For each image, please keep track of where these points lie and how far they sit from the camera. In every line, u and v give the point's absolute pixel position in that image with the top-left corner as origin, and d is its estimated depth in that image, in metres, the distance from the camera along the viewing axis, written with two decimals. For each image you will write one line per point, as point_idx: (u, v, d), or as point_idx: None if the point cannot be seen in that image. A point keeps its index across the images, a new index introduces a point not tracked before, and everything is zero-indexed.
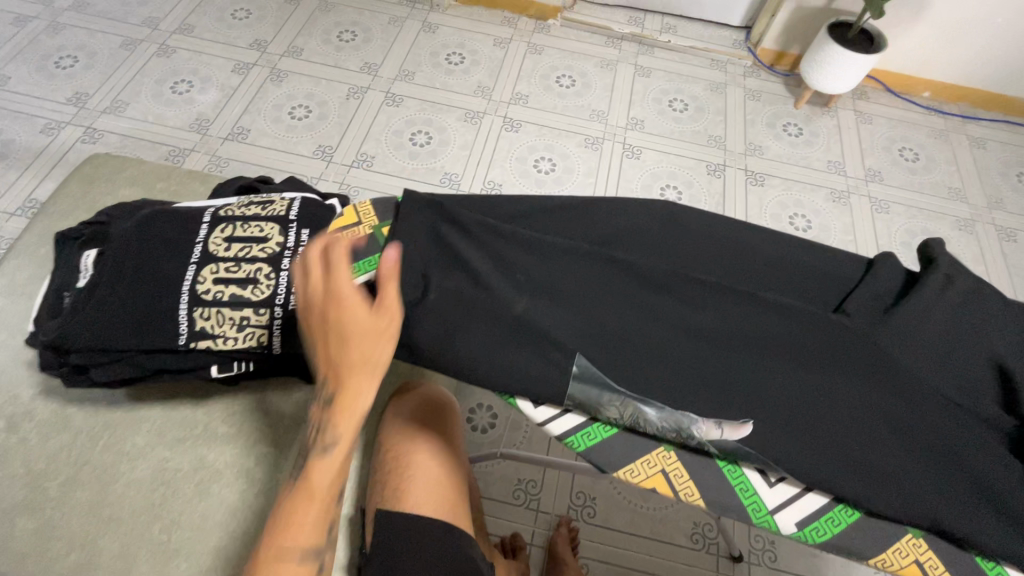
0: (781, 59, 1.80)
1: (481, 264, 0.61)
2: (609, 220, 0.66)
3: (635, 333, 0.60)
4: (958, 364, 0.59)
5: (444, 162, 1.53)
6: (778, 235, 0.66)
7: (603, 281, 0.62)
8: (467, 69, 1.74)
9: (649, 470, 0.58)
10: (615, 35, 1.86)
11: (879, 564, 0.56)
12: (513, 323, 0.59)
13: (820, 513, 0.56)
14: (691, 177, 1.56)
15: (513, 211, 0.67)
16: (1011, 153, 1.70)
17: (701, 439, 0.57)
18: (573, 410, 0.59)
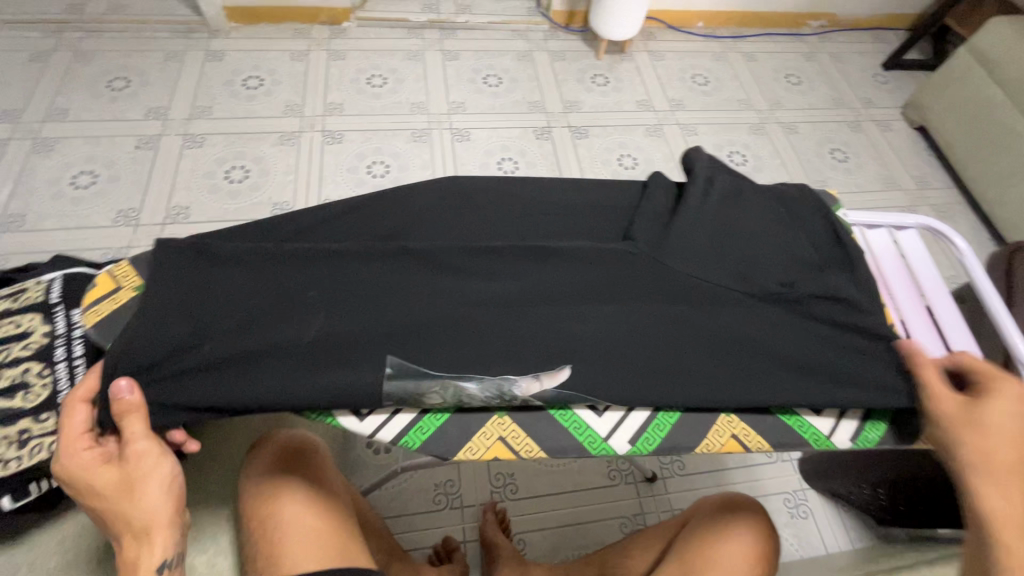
0: (573, 18, 1.91)
1: (268, 297, 0.61)
2: (396, 216, 0.70)
3: (445, 316, 0.61)
4: (728, 252, 0.68)
5: (269, 193, 1.43)
6: (571, 195, 0.74)
7: (405, 276, 0.63)
8: (269, 90, 1.63)
9: (488, 443, 0.59)
10: (415, 26, 1.84)
11: (707, 449, 0.61)
12: (321, 344, 0.59)
13: (646, 425, 0.61)
14: (523, 145, 1.61)
15: (313, 236, 0.68)
16: (776, 60, 1.97)
17: (524, 396, 0.59)
18: (402, 408, 0.59)
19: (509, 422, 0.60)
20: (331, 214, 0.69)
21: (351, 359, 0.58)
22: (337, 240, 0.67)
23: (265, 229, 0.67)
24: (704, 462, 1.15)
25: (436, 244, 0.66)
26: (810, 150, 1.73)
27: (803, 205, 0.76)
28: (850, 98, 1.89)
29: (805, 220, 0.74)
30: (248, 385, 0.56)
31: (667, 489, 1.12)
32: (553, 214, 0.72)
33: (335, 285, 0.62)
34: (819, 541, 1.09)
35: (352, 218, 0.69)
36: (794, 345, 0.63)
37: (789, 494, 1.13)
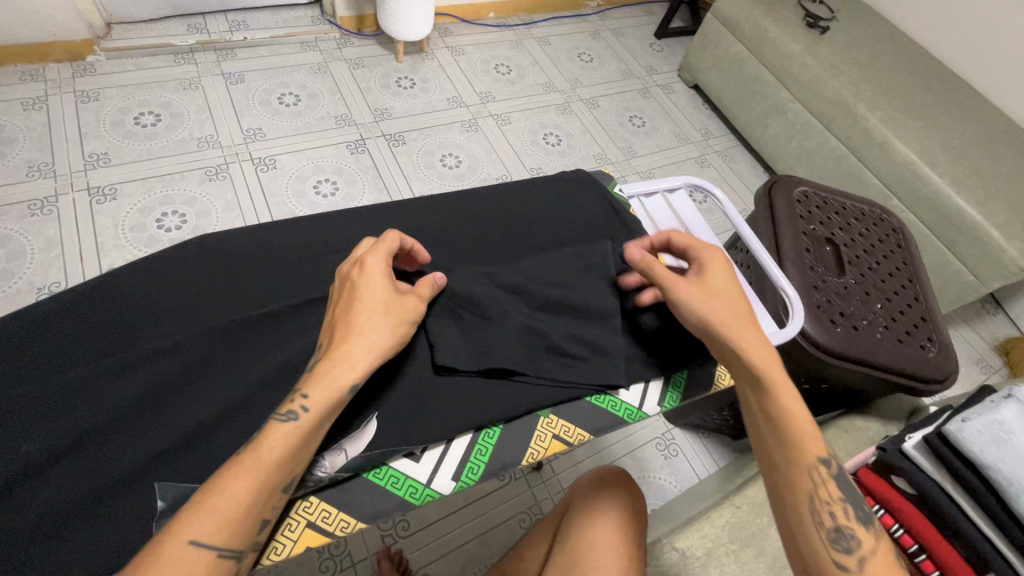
0: (363, 22, 1.84)
1: (26, 434, 0.55)
2: (167, 301, 0.66)
3: (245, 393, 0.61)
4: (513, 255, 0.75)
5: (29, 277, 1.16)
6: (369, 236, 0.75)
7: (192, 363, 0.61)
8: (0, 151, 1.32)
9: (296, 533, 0.54)
10: (182, 50, 1.62)
11: (533, 456, 0.63)
12: (68, 495, 0.53)
13: (469, 454, 0.61)
14: (338, 164, 1.51)
15: (56, 350, 0.61)
16: (566, 41, 2.09)
17: (331, 475, 0.55)
18: None
19: (316, 502, 0.55)
20: (89, 322, 0.63)
21: (118, 491, 0.54)
22: (99, 342, 0.62)
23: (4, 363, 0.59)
24: None
25: (227, 318, 0.65)
26: (613, 120, 1.88)
27: (580, 189, 0.82)
28: (636, 68, 2.08)
29: (583, 207, 0.80)
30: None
31: (555, 472, 1.15)
32: (326, 255, 0.73)
33: (70, 410, 0.56)
34: (690, 471, 1.20)
35: (95, 313, 0.63)
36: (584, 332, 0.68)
37: (659, 439, 1.23)
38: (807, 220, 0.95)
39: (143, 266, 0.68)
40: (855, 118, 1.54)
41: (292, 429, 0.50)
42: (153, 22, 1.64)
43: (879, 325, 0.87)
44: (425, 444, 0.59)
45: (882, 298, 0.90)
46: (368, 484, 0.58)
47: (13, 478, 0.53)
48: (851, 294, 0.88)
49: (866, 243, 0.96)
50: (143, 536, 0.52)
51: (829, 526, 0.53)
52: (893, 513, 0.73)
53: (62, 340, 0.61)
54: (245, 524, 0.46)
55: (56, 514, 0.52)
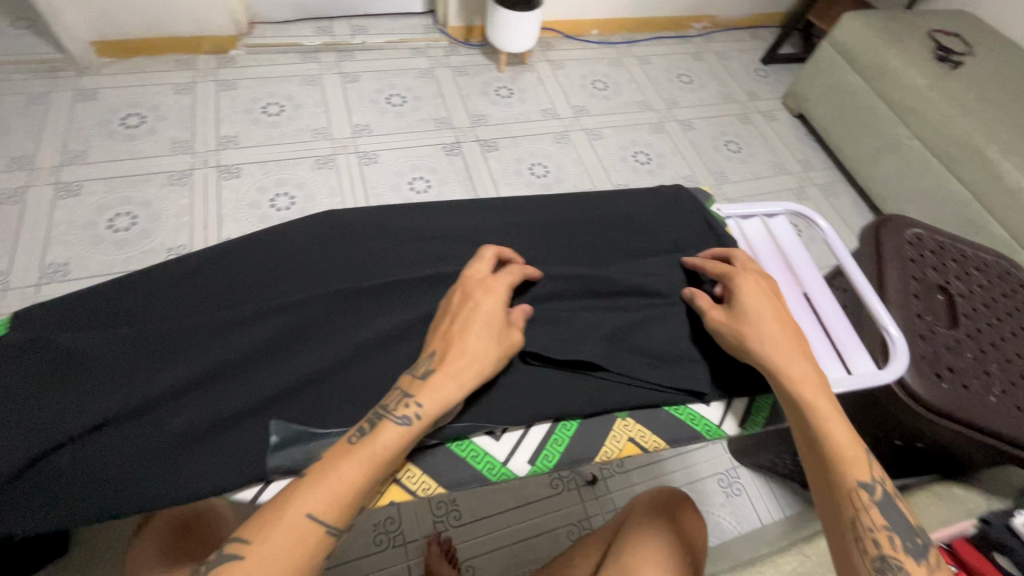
0: (471, 33, 1.93)
1: (158, 368, 0.59)
2: (286, 264, 0.70)
3: (349, 356, 0.62)
4: (602, 260, 0.75)
5: (162, 238, 1.32)
6: (467, 225, 0.77)
7: (304, 322, 0.64)
8: (152, 127, 1.51)
9: (384, 487, 0.55)
10: (308, 49, 1.79)
11: (606, 456, 0.62)
12: (196, 421, 0.56)
13: (545, 441, 0.61)
14: (433, 164, 1.59)
15: (198, 296, 0.67)
16: (667, 61, 2.08)
17: (420, 438, 0.57)
18: (277, 474, 0.55)
19: (405, 463, 0.57)
20: (219, 273, 0.68)
21: (235, 429, 0.57)
22: (229, 293, 0.67)
23: (149, 301, 0.66)
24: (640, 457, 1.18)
25: (339, 285, 0.68)
26: (707, 144, 1.84)
27: (679, 205, 0.80)
28: (738, 92, 2.02)
29: (680, 221, 0.79)
30: (129, 474, 0.53)
31: (609, 488, 1.13)
32: (431, 239, 0.74)
33: (199, 349, 0.60)
34: (753, 514, 1.14)
35: (226, 267, 0.69)
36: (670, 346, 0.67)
37: (722, 475, 1.18)
38: (918, 263, 0.88)
39: (269, 235, 0.73)
40: (983, 162, 1.41)
41: (398, 429, 0.52)
42: (287, 23, 1.82)
43: (995, 387, 0.79)
44: (506, 425, 0.59)
45: (1000, 358, 0.81)
46: (449, 453, 0.58)
47: (151, 399, 0.57)
48: (963, 347, 0.81)
49: (986, 296, 0.88)
50: (257, 467, 0.54)
51: (875, 553, 0.52)
52: None
53: (201, 289, 0.67)
54: (353, 507, 0.49)
55: (181, 444, 0.55)
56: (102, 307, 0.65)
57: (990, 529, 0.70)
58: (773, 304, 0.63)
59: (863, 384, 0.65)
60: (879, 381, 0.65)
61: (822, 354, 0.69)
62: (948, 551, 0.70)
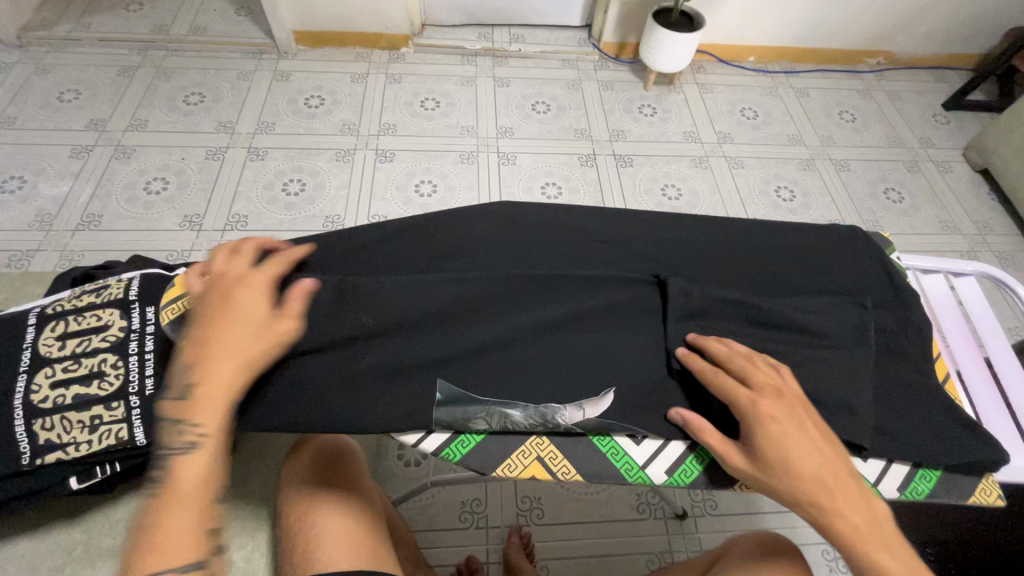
0: (623, 50, 1.95)
1: (350, 311, 0.61)
2: (449, 237, 0.70)
3: (500, 341, 0.61)
4: (762, 292, 0.67)
5: (322, 206, 1.50)
6: (635, 232, 0.72)
7: (474, 296, 0.64)
8: (328, 109, 1.72)
9: (526, 461, 0.58)
10: (469, 53, 1.92)
11: (745, 486, 0.59)
12: (386, 363, 0.59)
13: (685, 456, 0.59)
14: (567, 172, 1.64)
15: (386, 250, 0.70)
16: (829, 96, 1.94)
17: (567, 425, 0.58)
18: (437, 428, 0.58)
19: (549, 443, 0.59)
20: (395, 234, 0.71)
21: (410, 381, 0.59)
22: (408, 254, 0.70)
23: (340, 249, 0.70)
24: (738, 505, 1.11)
25: (513, 269, 0.67)
26: (864, 188, 1.69)
27: (855, 250, 0.71)
28: (908, 138, 1.83)
29: (859, 265, 0.69)
30: (328, 397, 0.58)
31: (698, 529, 1.08)
32: (587, 240, 0.71)
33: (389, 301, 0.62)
34: None
35: (408, 229, 0.71)
36: (841, 394, 0.57)
37: (827, 547, 1.07)
38: None
39: (449, 215, 0.73)
40: None
41: (201, 453, 0.51)
42: (453, 27, 1.97)
43: None
44: (650, 432, 0.58)
45: None
46: (591, 446, 0.59)
47: (353, 335, 0.60)
48: None
49: None
50: (423, 417, 0.57)
51: None
52: None
53: (392, 247, 0.70)
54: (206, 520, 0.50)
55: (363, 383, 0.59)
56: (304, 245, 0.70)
57: None
58: (799, 442, 0.52)
59: None
60: None
61: (1007, 437, 0.61)
62: None
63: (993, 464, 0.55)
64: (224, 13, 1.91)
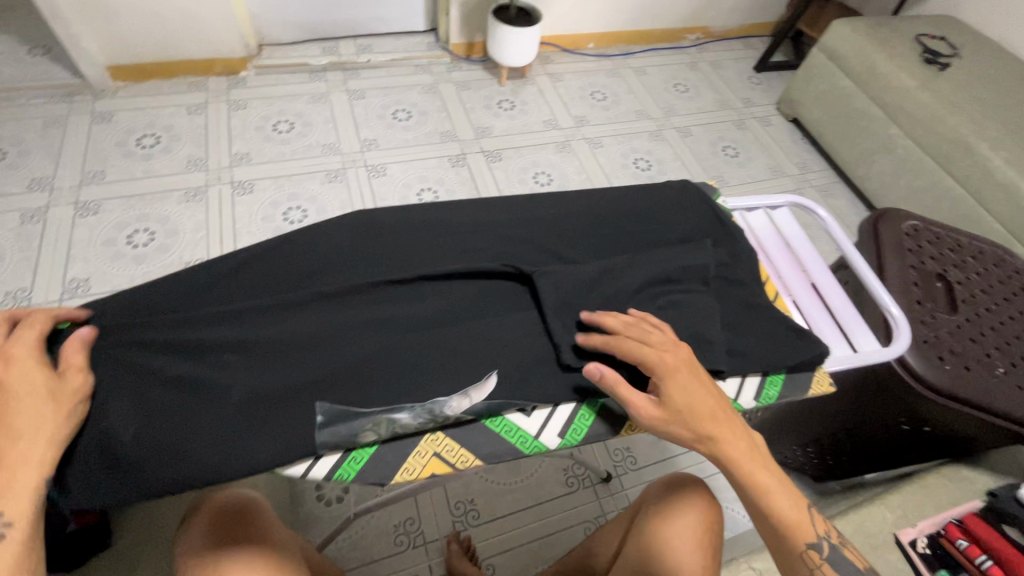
0: (473, 49, 1.99)
1: (197, 355, 0.58)
2: (309, 256, 0.68)
3: (380, 351, 0.61)
4: (619, 251, 0.74)
5: (180, 252, 1.36)
6: (497, 220, 0.74)
7: (339, 313, 0.63)
8: (167, 146, 1.56)
9: (424, 460, 0.57)
10: (316, 69, 1.84)
11: (630, 431, 0.62)
12: (251, 398, 0.56)
13: (572, 416, 0.61)
14: (440, 175, 1.64)
15: (237, 284, 0.66)
16: (663, 71, 2.14)
17: (456, 416, 0.57)
18: (323, 453, 0.55)
19: (444, 436, 0.58)
20: (245, 264, 0.67)
21: (285, 408, 0.56)
22: (264, 283, 0.66)
23: (186, 291, 0.64)
24: (654, 453, 1.20)
25: (379, 278, 0.67)
26: (705, 149, 1.88)
27: (688, 200, 0.80)
28: (732, 99, 2.08)
29: (693, 214, 0.79)
30: (188, 451, 0.52)
31: (624, 486, 1.15)
32: (455, 234, 0.72)
33: (247, 335, 0.60)
34: None
35: (260, 257, 0.67)
36: (695, 327, 0.64)
37: None
38: (916, 253, 0.91)
39: (308, 234, 0.71)
40: (975, 158, 1.45)
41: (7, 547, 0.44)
42: (295, 44, 1.88)
43: (996, 367, 0.82)
44: (539, 402, 0.60)
45: (999, 341, 0.84)
46: (484, 429, 0.59)
47: (208, 379, 0.56)
48: (963, 332, 0.84)
49: (983, 283, 0.91)
50: (307, 443, 0.54)
51: None
52: (1000, 563, 0.70)
53: (243, 279, 0.66)
54: None
55: (229, 422, 0.54)
56: (140, 294, 0.63)
57: (997, 501, 0.75)
58: (695, 387, 0.57)
59: (870, 361, 0.68)
60: (887, 356, 0.68)
61: (829, 336, 0.72)
62: (958, 528, 0.75)
63: (819, 358, 0.65)
64: (14, 55, 1.65)
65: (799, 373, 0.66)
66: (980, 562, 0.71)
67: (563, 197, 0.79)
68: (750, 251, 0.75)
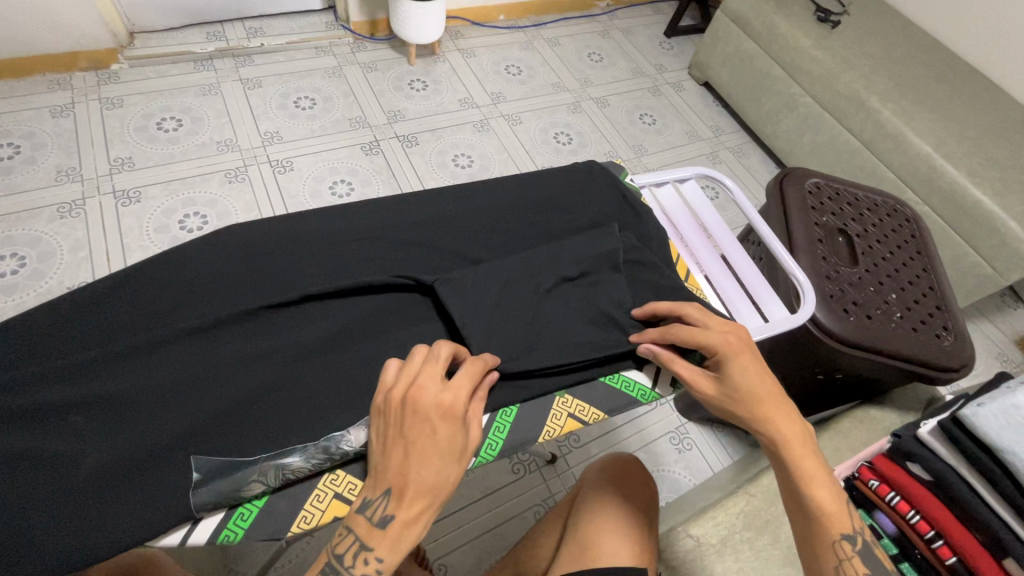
0: (377, 27, 1.87)
1: (56, 418, 0.53)
2: (186, 284, 0.62)
3: (275, 384, 0.58)
4: (526, 244, 0.73)
5: (58, 278, 1.21)
6: (397, 225, 0.71)
7: (221, 347, 0.59)
8: (30, 156, 1.37)
9: (324, 503, 0.53)
10: (201, 57, 1.67)
11: (549, 435, 0.61)
12: (111, 465, 0.51)
13: (486, 432, 0.59)
14: (354, 165, 1.54)
15: (103, 327, 0.59)
16: (576, 40, 2.11)
17: (355, 450, 0.54)
18: (205, 513, 0.51)
19: (344, 475, 0.55)
20: (112, 299, 0.60)
21: (163, 464, 0.52)
22: (134, 318, 0.60)
23: (40, 341, 0.57)
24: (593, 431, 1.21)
25: (266, 301, 0.62)
26: (623, 118, 1.89)
27: (594, 181, 0.80)
28: (646, 67, 2.09)
29: (598, 197, 0.78)
30: (30, 539, 0.47)
31: (569, 464, 1.16)
32: (353, 244, 0.69)
33: (115, 388, 0.55)
34: (704, 464, 1.20)
35: (129, 293, 0.61)
36: (597, 321, 0.66)
37: (672, 432, 1.23)
38: (819, 211, 0.95)
39: (182, 258, 0.64)
40: (867, 112, 1.54)
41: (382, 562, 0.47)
42: (174, 31, 1.69)
43: (894, 313, 0.87)
44: None
45: (896, 288, 0.90)
46: None
47: (59, 450, 0.51)
48: (864, 282, 0.89)
49: (879, 233, 0.96)
50: (182, 507, 0.50)
51: None
52: (908, 499, 0.75)
53: (100, 323, 0.59)
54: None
55: (97, 491, 0.50)
56: None
57: (900, 442, 0.78)
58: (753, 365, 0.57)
59: (777, 330, 0.70)
60: (791, 324, 0.70)
61: (740, 308, 0.73)
62: (870, 469, 0.80)
63: None
64: None
65: None
66: (887, 499, 0.76)
67: (466, 190, 0.76)
68: (659, 230, 0.75)
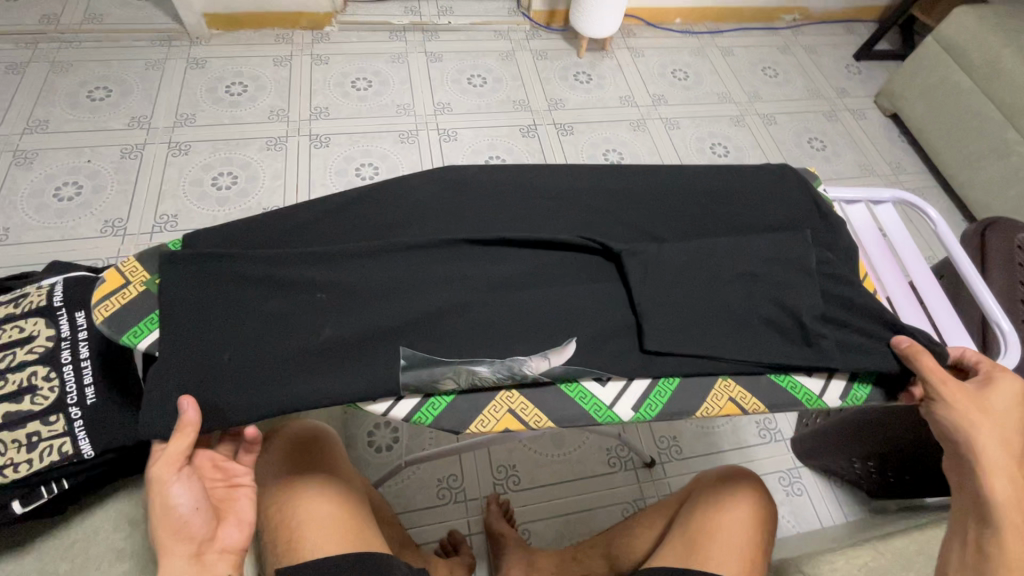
0: (553, 17, 1.93)
1: (296, 290, 0.63)
2: (397, 209, 0.72)
3: (463, 303, 0.64)
4: (704, 231, 0.73)
5: (258, 199, 1.43)
6: (579, 191, 0.75)
7: (422, 262, 0.67)
8: (253, 96, 1.62)
9: (498, 415, 0.59)
10: (397, 28, 1.85)
11: (706, 413, 0.61)
12: (339, 338, 0.61)
13: (648, 392, 0.61)
14: (510, 144, 1.63)
15: (331, 228, 0.70)
16: (752, 52, 2.02)
17: (534, 376, 0.60)
18: (405, 394, 0.59)
19: (518, 395, 0.60)
20: (338, 210, 0.71)
21: (375, 346, 0.61)
22: (354, 227, 0.70)
23: (281, 232, 0.69)
24: (701, 445, 1.17)
25: (461, 235, 0.69)
26: (789, 139, 1.78)
27: (784, 184, 0.77)
28: (826, 88, 1.94)
29: (786, 199, 0.76)
30: (274, 379, 0.58)
31: (666, 473, 1.14)
32: (538, 201, 0.74)
33: (340, 277, 0.65)
34: (813, 515, 1.11)
35: (352, 207, 0.71)
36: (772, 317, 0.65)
37: (783, 473, 1.16)
38: None
39: (395, 188, 0.74)
40: None
41: None
42: (378, 3, 1.89)
43: None
44: (612, 374, 0.61)
45: None
46: (560, 393, 0.61)
47: (299, 317, 0.62)
48: None
49: None
50: (391, 383, 0.58)
51: None
52: None
53: (329, 225, 0.70)
54: None
55: (326, 355, 0.60)
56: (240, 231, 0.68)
57: None
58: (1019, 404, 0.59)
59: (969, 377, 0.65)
60: None
61: None
62: None
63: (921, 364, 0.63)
64: None
65: (887, 386, 0.65)
66: None
67: (647, 172, 0.78)
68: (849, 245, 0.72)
